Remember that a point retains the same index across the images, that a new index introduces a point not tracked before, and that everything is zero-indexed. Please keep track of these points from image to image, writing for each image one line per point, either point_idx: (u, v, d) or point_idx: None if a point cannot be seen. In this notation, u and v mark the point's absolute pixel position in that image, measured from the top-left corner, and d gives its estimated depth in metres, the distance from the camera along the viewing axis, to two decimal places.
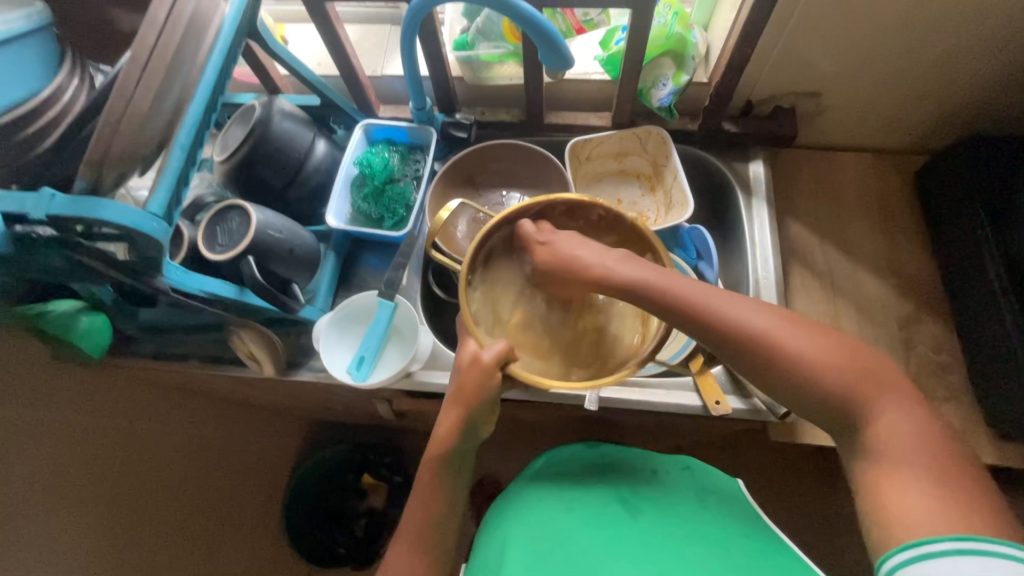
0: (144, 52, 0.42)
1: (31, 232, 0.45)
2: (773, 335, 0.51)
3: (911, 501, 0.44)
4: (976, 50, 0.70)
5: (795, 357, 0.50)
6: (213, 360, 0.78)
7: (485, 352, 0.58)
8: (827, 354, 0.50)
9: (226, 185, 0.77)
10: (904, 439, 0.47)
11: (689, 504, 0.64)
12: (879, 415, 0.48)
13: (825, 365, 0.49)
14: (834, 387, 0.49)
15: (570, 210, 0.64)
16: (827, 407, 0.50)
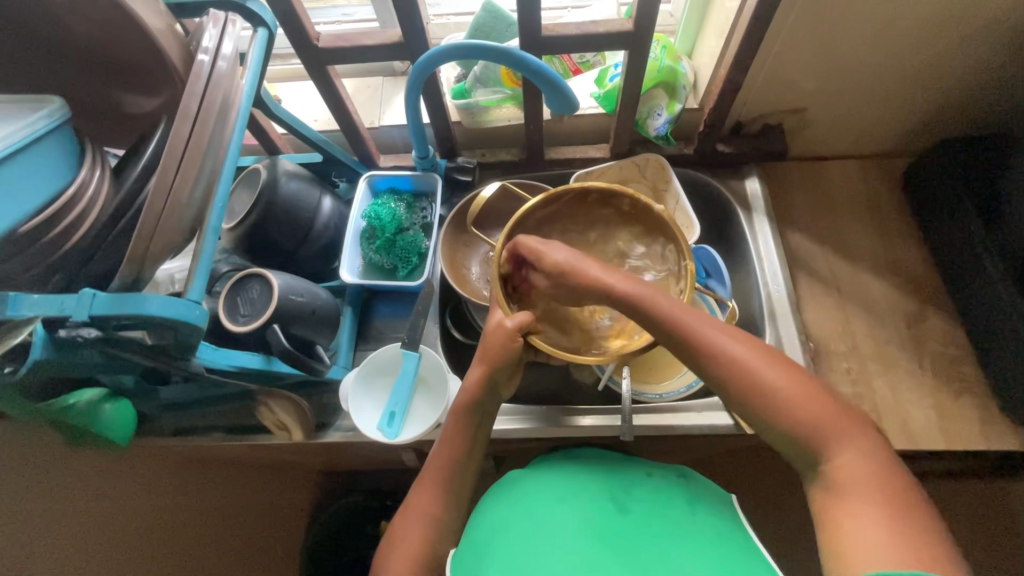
0: (180, 143, 0.42)
1: (77, 334, 0.45)
2: (745, 362, 0.49)
3: (864, 534, 0.41)
4: (945, 62, 0.75)
5: (760, 390, 0.48)
6: (235, 429, 0.75)
7: (511, 319, 0.59)
8: (787, 385, 0.48)
9: (236, 251, 0.77)
10: (853, 475, 0.44)
11: (671, 512, 0.61)
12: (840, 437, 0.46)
13: (798, 402, 0.47)
14: (800, 419, 0.47)
15: (602, 198, 0.68)
16: (791, 441, 0.48)
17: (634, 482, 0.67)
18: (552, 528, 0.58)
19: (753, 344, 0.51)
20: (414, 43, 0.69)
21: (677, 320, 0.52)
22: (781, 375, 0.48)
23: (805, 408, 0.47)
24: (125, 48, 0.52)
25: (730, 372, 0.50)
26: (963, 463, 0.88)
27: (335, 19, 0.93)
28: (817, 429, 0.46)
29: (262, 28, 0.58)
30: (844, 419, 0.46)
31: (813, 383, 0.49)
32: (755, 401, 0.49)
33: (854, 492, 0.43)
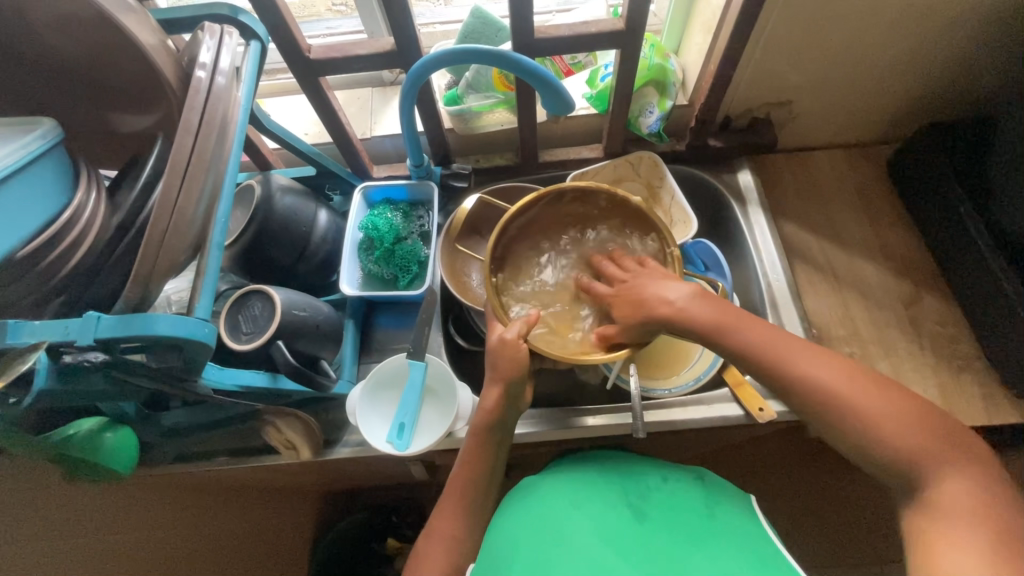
0: (183, 158, 0.41)
1: (83, 359, 0.45)
2: (838, 393, 0.51)
3: (957, 556, 0.43)
4: (925, 49, 0.77)
5: (863, 421, 0.50)
6: (238, 453, 0.73)
7: (508, 331, 0.62)
8: (883, 414, 0.49)
9: (232, 270, 0.75)
10: (954, 505, 0.45)
11: (692, 518, 0.60)
12: (886, 436, 0.49)
13: (899, 433, 0.48)
14: (900, 450, 0.48)
15: (578, 197, 0.68)
16: (892, 470, 0.49)
17: (656, 487, 0.66)
18: (571, 540, 0.57)
19: (853, 373, 0.52)
20: (408, 51, 0.69)
21: (769, 358, 0.54)
22: (882, 406, 0.49)
23: (902, 439, 0.48)
24: (118, 65, 0.51)
25: (826, 404, 0.51)
26: (966, 440, 0.90)
27: (322, 32, 0.93)
28: (915, 459, 0.48)
29: (254, 41, 0.57)
30: (941, 444, 0.47)
31: (924, 409, 0.50)
32: (849, 432, 0.51)
33: (953, 516, 0.45)
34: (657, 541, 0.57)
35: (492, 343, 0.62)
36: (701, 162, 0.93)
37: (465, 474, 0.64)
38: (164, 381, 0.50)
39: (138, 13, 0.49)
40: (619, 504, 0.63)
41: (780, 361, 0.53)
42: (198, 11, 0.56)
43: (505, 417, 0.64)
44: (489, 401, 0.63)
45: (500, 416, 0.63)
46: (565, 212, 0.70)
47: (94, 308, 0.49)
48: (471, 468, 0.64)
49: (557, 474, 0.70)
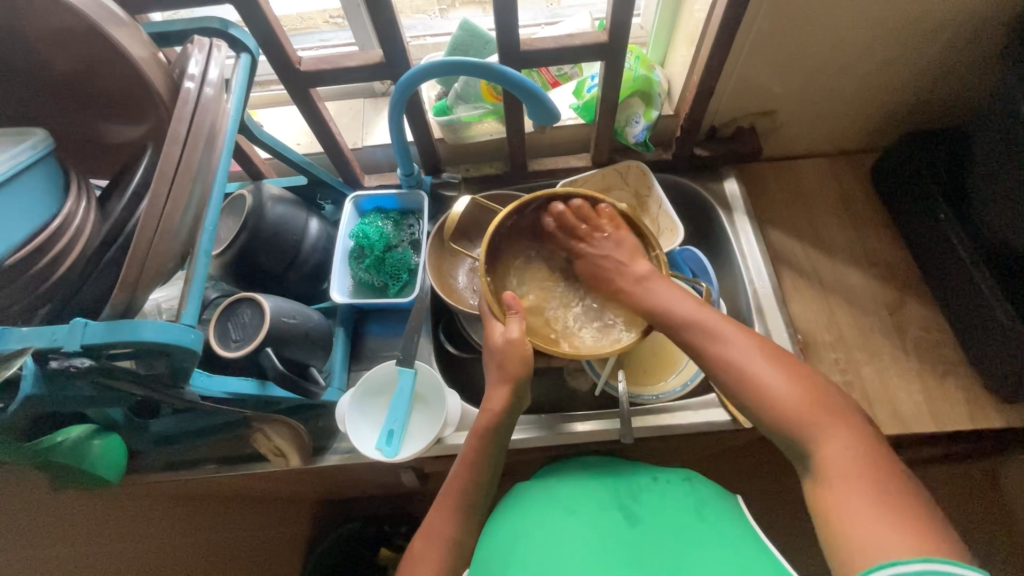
0: (170, 167, 0.42)
1: (69, 365, 0.44)
2: (738, 364, 0.51)
3: (861, 526, 0.41)
4: (903, 60, 0.79)
5: (760, 396, 0.49)
6: (226, 460, 0.74)
7: (511, 330, 0.61)
8: (772, 381, 0.49)
9: (224, 278, 0.76)
10: (841, 465, 0.44)
11: (680, 514, 0.61)
12: (801, 412, 0.47)
13: (781, 405, 0.48)
14: (782, 413, 0.48)
15: (567, 203, 0.68)
16: (788, 439, 0.48)
17: (635, 484, 0.67)
18: (564, 536, 0.59)
19: (755, 351, 0.52)
20: (396, 62, 0.70)
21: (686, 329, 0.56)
22: (776, 375, 0.50)
23: (791, 405, 0.48)
24: (109, 78, 0.52)
25: (731, 381, 0.51)
26: (953, 445, 0.90)
27: (315, 44, 0.95)
28: (801, 425, 0.47)
29: (245, 53, 0.58)
30: (821, 408, 0.47)
31: (812, 382, 0.49)
32: (756, 404, 0.50)
33: (844, 479, 0.43)
34: (644, 538, 0.58)
35: (498, 344, 0.61)
36: (687, 170, 0.94)
37: (465, 475, 0.63)
38: (153, 388, 0.50)
39: (129, 26, 0.49)
40: (609, 504, 0.64)
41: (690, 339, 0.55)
42: (188, 24, 0.57)
43: (499, 423, 0.62)
44: (496, 402, 0.62)
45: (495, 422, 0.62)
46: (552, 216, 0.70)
47: (81, 316, 0.49)
48: (467, 463, 0.63)
49: (552, 476, 0.71)
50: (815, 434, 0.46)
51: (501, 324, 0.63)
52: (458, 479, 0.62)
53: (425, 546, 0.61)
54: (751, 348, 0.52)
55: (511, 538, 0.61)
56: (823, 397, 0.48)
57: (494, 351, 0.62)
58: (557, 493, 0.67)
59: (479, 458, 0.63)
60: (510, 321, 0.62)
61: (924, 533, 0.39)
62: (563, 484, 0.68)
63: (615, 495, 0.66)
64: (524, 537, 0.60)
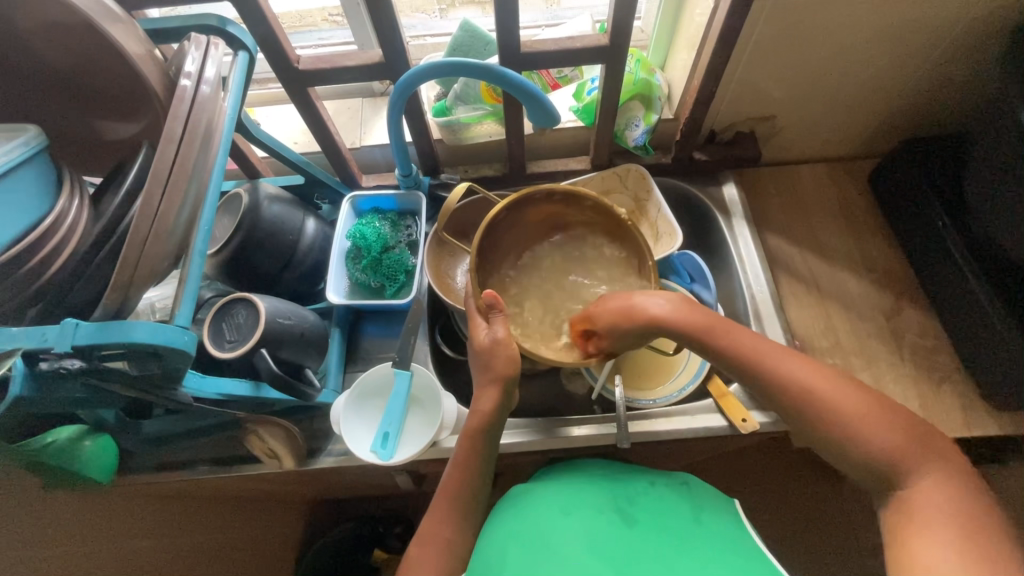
0: (165, 167, 0.41)
1: (59, 366, 0.44)
2: (823, 398, 0.54)
3: (930, 559, 0.45)
4: (902, 67, 0.79)
5: (857, 439, 0.52)
6: (220, 462, 0.73)
7: (496, 331, 0.60)
8: (864, 420, 0.52)
9: (219, 277, 0.75)
10: (929, 502, 0.48)
11: (678, 520, 0.60)
12: (872, 443, 0.52)
13: (866, 435, 0.52)
14: (871, 450, 0.52)
15: (566, 198, 0.65)
16: (872, 472, 0.52)
17: (638, 490, 0.67)
18: (565, 537, 0.59)
19: (835, 382, 0.55)
20: (396, 63, 0.70)
21: (763, 357, 0.58)
22: (870, 420, 0.52)
23: (878, 438, 0.52)
24: (105, 72, 0.51)
25: (830, 425, 0.54)
26: (953, 451, 0.90)
27: (314, 43, 0.94)
28: (888, 461, 0.51)
29: (243, 51, 0.58)
30: (915, 446, 0.51)
31: (898, 421, 0.52)
32: (835, 430, 0.53)
33: (928, 514, 0.48)
34: (639, 542, 0.58)
35: (483, 345, 0.60)
36: (687, 174, 0.94)
37: (459, 476, 0.63)
38: (146, 390, 0.50)
39: (126, 22, 0.49)
40: (606, 506, 0.64)
41: (799, 386, 0.56)
42: (186, 21, 0.57)
43: (488, 425, 0.63)
44: (484, 403, 0.62)
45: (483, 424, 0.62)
46: (551, 209, 0.66)
47: (72, 315, 0.48)
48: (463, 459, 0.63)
49: (550, 480, 0.71)
50: (898, 470, 0.51)
51: (485, 323, 0.62)
52: (451, 489, 0.63)
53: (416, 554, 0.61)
54: (847, 392, 0.54)
55: (509, 542, 0.60)
56: (891, 427, 0.52)
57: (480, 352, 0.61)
58: (554, 497, 0.66)
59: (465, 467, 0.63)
60: (494, 321, 0.60)
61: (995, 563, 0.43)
62: (560, 488, 0.68)
63: (615, 500, 0.65)
64: (525, 541, 0.59)
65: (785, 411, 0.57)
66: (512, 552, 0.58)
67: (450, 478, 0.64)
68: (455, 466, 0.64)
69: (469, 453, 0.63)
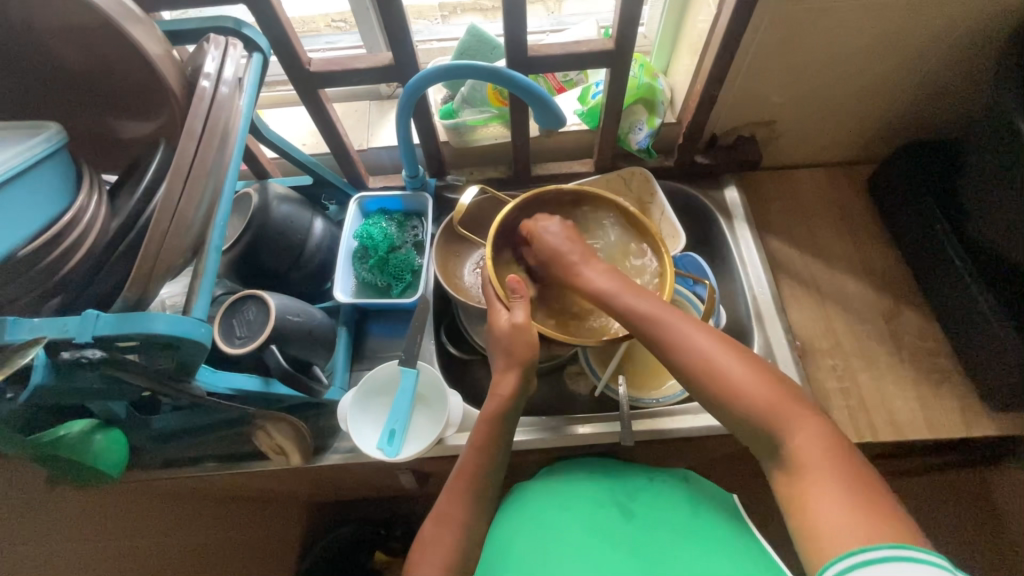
0: (186, 162, 0.43)
1: (81, 356, 0.45)
2: (705, 356, 0.52)
3: (832, 526, 0.42)
4: (901, 72, 0.80)
5: (747, 399, 0.49)
6: (227, 458, 0.74)
7: (516, 314, 0.61)
8: (748, 378, 0.50)
9: (228, 275, 0.76)
10: (811, 454, 0.46)
11: (680, 514, 0.61)
12: (752, 403, 0.49)
13: (746, 396, 0.49)
14: (759, 411, 0.49)
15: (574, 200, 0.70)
16: (759, 433, 0.49)
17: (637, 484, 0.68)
18: (570, 536, 0.59)
19: (717, 339, 0.53)
20: (405, 65, 0.71)
21: (649, 316, 0.55)
22: (753, 377, 0.50)
23: (759, 398, 0.49)
24: (123, 72, 0.52)
25: (722, 387, 0.50)
26: (950, 452, 0.91)
27: (322, 46, 0.96)
28: (772, 416, 0.48)
29: (257, 52, 0.59)
30: (796, 402, 0.48)
31: (776, 377, 0.50)
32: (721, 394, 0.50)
33: (815, 472, 0.45)
34: (639, 540, 0.59)
35: (503, 331, 0.61)
36: (689, 178, 0.96)
37: (476, 460, 0.61)
38: (158, 381, 0.50)
39: (145, 22, 0.50)
40: (609, 502, 0.64)
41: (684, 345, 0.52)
42: (202, 23, 0.58)
43: (507, 410, 0.62)
44: (505, 389, 0.62)
45: (503, 409, 0.61)
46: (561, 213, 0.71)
47: (92, 308, 0.49)
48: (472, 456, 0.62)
49: (552, 474, 0.71)
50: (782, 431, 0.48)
51: (506, 308, 0.62)
52: (467, 473, 0.61)
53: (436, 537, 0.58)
54: (731, 351, 0.51)
55: (515, 540, 0.61)
56: (765, 381, 0.50)
57: (500, 339, 0.62)
58: (556, 492, 0.67)
59: (486, 450, 0.62)
60: (513, 306, 0.61)
61: (880, 514, 0.41)
62: (561, 483, 0.68)
63: (615, 496, 0.66)
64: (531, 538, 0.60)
65: (675, 372, 0.54)
66: (519, 550, 0.59)
67: (468, 458, 0.62)
68: (475, 445, 0.62)
69: (489, 436, 0.62)
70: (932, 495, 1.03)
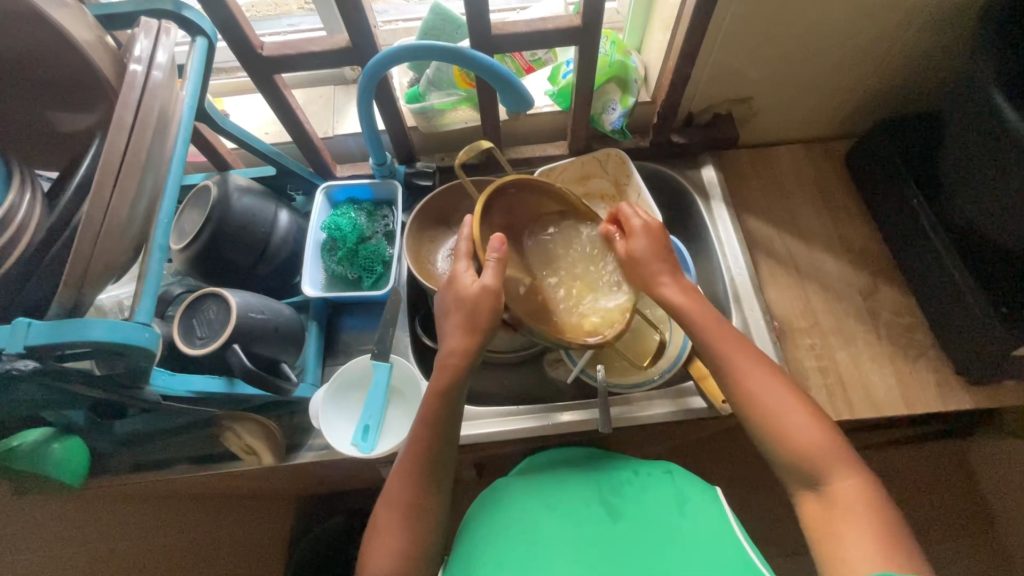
0: (115, 158, 0.40)
1: (12, 368, 0.41)
2: (782, 410, 0.56)
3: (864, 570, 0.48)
4: (877, 44, 0.78)
5: (798, 449, 0.54)
6: (198, 461, 0.71)
7: (486, 276, 0.56)
8: (807, 437, 0.55)
9: (190, 273, 0.73)
10: (851, 504, 0.51)
11: (663, 510, 0.61)
12: (813, 449, 0.54)
13: (809, 449, 0.54)
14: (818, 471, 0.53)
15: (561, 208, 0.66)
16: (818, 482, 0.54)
17: (619, 482, 0.66)
18: (552, 529, 0.59)
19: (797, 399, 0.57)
20: (363, 48, 0.68)
21: (747, 367, 0.58)
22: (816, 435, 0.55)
23: (815, 449, 0.54)
24: (51, 59, 0.49)
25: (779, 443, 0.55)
26: (927, 426, 0.93)
27: (283, 29, 0.91)
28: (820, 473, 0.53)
29: (201, 37, 0.56)
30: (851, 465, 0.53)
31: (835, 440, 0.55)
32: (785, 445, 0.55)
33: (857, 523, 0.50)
34: (624, 539, 0.59)
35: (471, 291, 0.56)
36: (666, 158, 0.94)
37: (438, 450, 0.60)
38: (108, 389, 0.48)
39: (71, 7, 0.47)
40: (592, 500, 0.64)
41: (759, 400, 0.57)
42: (138, 6, 0.54)
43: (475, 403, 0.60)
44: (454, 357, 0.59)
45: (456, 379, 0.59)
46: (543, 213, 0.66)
47: (30, 313, 0.47)
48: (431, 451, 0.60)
49: (535, 473, 0.69)
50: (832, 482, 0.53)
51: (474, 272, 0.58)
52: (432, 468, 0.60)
53: (389, 513, 0.58)
54: (798, 409, 0.56)
55: (506, 544, 0.59)
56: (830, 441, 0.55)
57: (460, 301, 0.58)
58: (541, 494, 0.65)
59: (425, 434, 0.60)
60: (486, 269, 0.57)
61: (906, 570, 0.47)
62: (545, 484, 0.67)
63: (599, 493, 0.65)
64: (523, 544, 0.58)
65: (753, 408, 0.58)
66: (495, 541, 0.59)
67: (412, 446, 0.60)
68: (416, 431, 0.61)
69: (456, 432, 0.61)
70: (914, 469, 1.04)
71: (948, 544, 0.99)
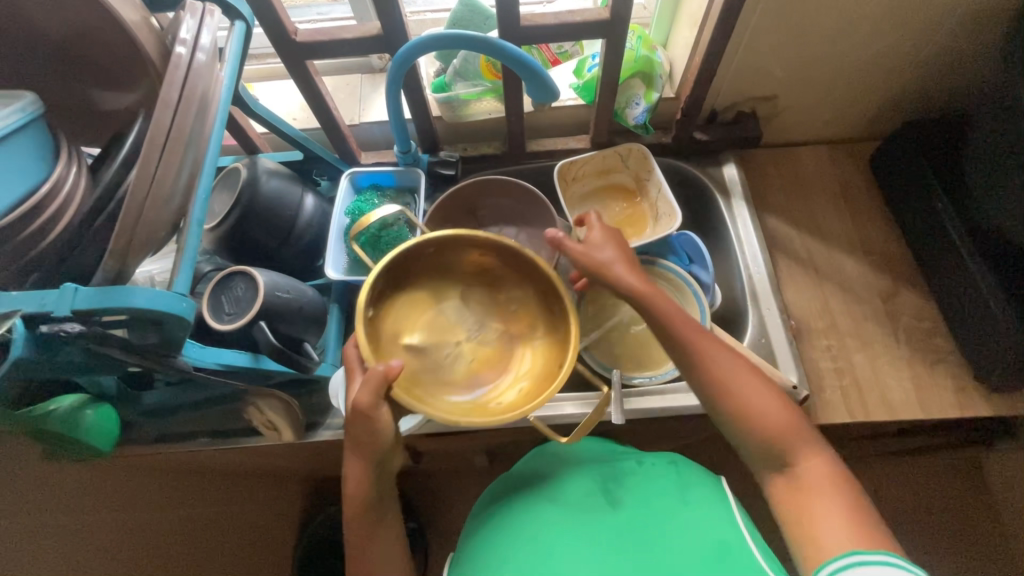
0: (161, 133, 0.41)
1: (60, 329, 0.44)
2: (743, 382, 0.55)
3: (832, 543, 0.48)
4: (907, 45, 0.78)
5: (768, 433, 0.53)
6: (220, 434, 0.74)
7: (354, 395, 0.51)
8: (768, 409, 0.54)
9: (219, 252, 0.75)
10: None
11: (663, 499, 0.62)
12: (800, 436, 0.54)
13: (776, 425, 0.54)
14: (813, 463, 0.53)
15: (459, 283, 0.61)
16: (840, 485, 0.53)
17: (622, 471, 0.67)
18: (555, 523, 0.60)
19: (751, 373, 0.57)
20: (394, 37, 0.69)
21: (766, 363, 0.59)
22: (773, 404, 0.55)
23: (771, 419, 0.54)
24: (99, 40, 0.51)
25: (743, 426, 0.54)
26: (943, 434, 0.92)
27: (312, 17, 0.93)
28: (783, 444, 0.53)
29: (239, 21, 0.57)
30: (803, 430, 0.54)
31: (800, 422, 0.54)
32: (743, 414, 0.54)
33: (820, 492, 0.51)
34: (626, 528, 0.59)
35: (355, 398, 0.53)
36: (688, 155, 0.94)
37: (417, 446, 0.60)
38: (144, 355, 0.50)
39: None
40: (596, 490, 0.64)
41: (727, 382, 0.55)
42: None
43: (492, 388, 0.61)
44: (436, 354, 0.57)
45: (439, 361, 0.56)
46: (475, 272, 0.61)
47: (75, 280, 0.49)
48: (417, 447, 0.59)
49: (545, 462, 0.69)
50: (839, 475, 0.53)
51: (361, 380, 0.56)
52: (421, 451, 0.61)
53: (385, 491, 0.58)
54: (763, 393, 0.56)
55: (520, 538, 0.60)
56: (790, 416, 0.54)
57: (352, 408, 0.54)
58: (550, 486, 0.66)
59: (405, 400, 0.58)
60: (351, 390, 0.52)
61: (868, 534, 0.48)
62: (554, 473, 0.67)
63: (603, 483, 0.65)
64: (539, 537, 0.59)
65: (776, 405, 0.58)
66: (512, 538, 0.61)
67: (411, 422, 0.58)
68: None
69: None
70: (927, 477, 1.03)
71: (958, 552, 0.99)
